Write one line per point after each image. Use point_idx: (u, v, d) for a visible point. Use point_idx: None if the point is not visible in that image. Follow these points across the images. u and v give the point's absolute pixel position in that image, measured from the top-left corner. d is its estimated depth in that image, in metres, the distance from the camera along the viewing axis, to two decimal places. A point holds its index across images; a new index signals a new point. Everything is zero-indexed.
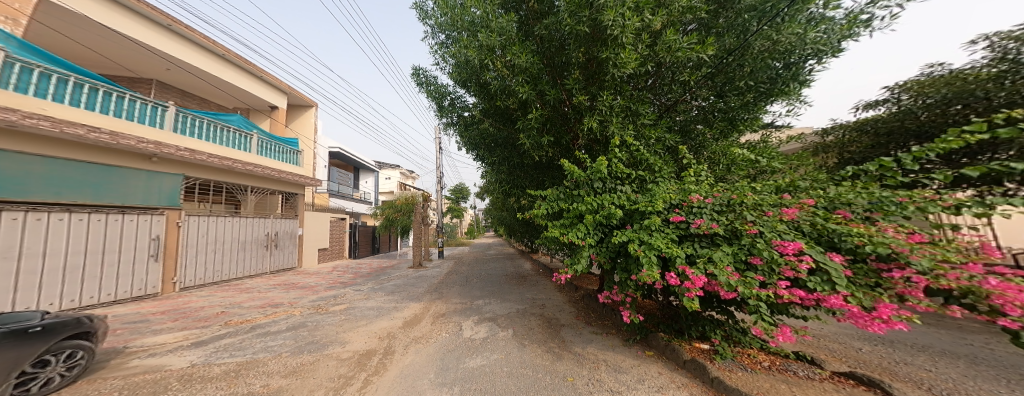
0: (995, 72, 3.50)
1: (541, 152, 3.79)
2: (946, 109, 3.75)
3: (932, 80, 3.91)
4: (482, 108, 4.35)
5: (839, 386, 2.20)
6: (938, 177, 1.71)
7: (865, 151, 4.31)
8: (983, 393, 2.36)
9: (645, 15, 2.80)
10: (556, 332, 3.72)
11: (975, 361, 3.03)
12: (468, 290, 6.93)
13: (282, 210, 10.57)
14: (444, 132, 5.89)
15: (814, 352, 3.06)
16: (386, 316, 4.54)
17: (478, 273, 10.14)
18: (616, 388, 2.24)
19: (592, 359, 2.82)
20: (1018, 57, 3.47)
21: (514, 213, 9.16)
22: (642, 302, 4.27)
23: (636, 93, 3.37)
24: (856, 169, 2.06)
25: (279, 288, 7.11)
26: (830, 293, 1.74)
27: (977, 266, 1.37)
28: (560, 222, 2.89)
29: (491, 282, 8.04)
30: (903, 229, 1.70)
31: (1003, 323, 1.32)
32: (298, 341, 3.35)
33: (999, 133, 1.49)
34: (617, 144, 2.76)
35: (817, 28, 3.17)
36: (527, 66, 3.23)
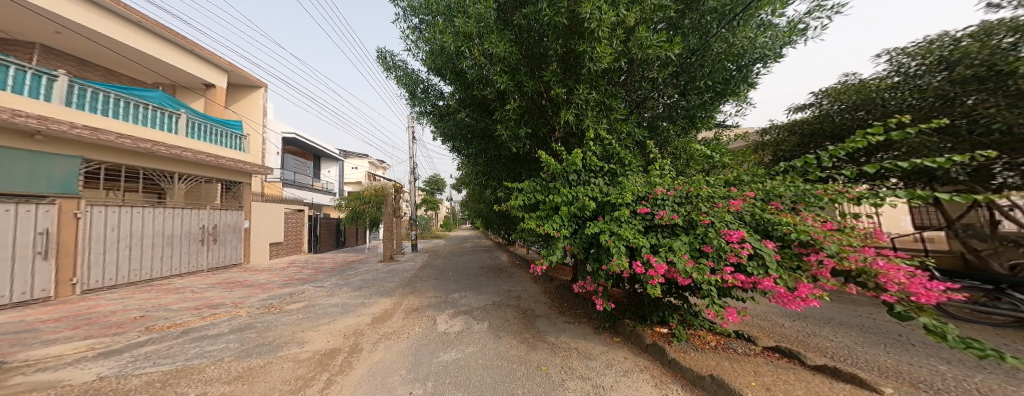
0: (891, 83, 4.20)
1: (519, 144, 3.78)
2: (854, 115, 4.57)
3: (847, 88, 4.62)
4: (460, 97, 4.26)
5: (770, 360, 2.54)
6: (844, 173, 2.10)
7: (793, 150, 5.31)
8: (869, 357, 2.90)
9: (621, 11, 2.91)
10: (531, 323, 3.76)
11: (864, 329, 3.73)
12: (444, 284, 6.73)
13: (222, 201, 9.29)
14: (418, 121, 5.68)
15: (749, 330, 3.52)
16: (352, 312, 4.23)
17: (455, 266, 9.96)
18: (587, 374, 2.33)
19: (565, 348, 2.90)
20: (910, 70, 4.14)
21: (492, 205, 9.10)
22: (610, 292, 4.50)
23: (609, 87, 3.50)
24: (787, 165, 2.37)
25: (219, 287, 6.23)
26: (765, 277, 2.01)
27: (870, 249, 1.70)
28: (536, 214, 2.88)
29: (467, 275, 7.94)
30: (819, 217, 2.05)
31: (881, 297, 1.72)
32: (244, 344, 2.94)
33: (890, 137, 1.75)
34: (591, 138, 2.87)
35: (765, 33, 3.50)
36: (505, 56, 3.20)
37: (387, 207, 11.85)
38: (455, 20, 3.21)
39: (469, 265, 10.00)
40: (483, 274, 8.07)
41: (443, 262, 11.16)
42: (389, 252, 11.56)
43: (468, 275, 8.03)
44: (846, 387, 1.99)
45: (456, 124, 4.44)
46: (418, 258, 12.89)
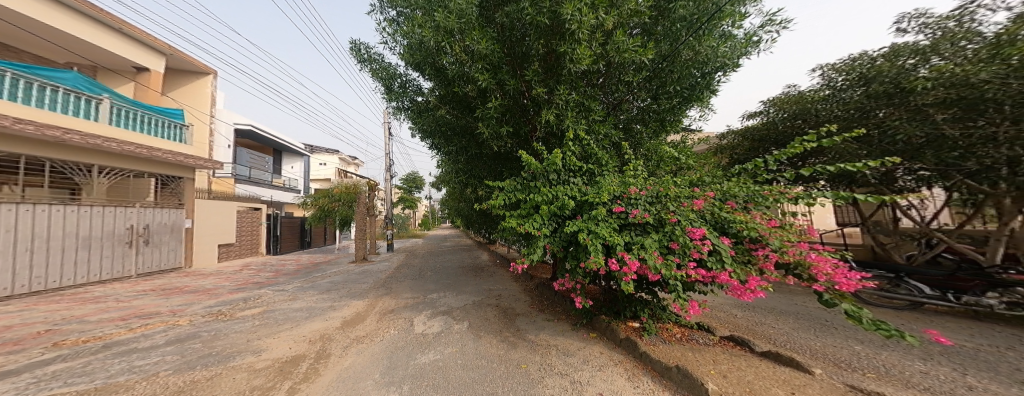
0: (824, 95, 4.93)
1: (500, 142, 3.78)
2: (793, 123, 5.25)
3: (789, 98, 5.32)
4: (440, 94, 4.18)
5: (726, 349, 2.78)
6: (786, 176, 2.39)
7: (746, 153, 6.04)
8: (805, 342, 3.30)
9: (600, 14, 2.98)
10: (511, 321, 3.73)
11: (799, 316, 4.26)
12: (422, 284, 6.49)
13: (157, 198, 8.67)
14: (394, 117, 5.51)
15: (709, 321, 3.82)
16: (317, 317, 3.90)
17: (433, 265, 9.71)
18: (565, 370, 2.36)
19: (544, 345, 2.91)
20: (837, 84, 4.84)
21: (473, 204, 8.98)
22: (587, 289, 4.62)
23: (588, 89, 3.61)
24: (740, 168, 2.64)
25: (151, 294, 5.40)
26: (722, 271, 2.21)
27: (804, 244, 1.97)
28: (517, 213, 2.89)
29: (445, 276, 7.73)
30: (765, 216, 2.32)
31: (815, 288, 1.97)
32: (186, 356, 2.55)
33: (820, 144, 2.03)
34: (571, 138, 2.96)
35: (726, 43, 3.73)
36: (487, 53, 3.20)
37: (359, 206, 11.11)
38: (436, 14, 3.15)
39: (447, 266, 9.75)
40: (463, 274, 7.92)
41: (420, 262, 10.76)
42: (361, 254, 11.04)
43: (446, 275, 7.81)
44: (787, 373, 2.24)
45: (435, 121, 4.35)
46: (395, 257, 12.46)
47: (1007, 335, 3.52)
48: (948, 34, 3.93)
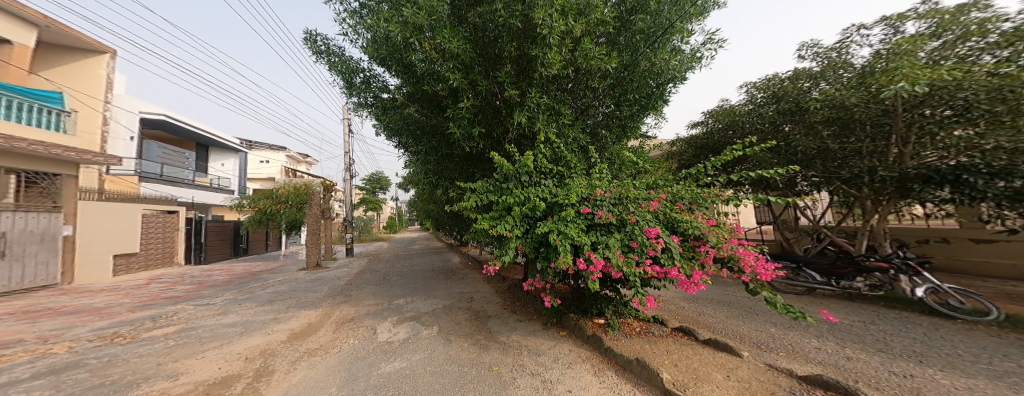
0: (746, 110, 5.93)
1: (472, 143, 3.73)
2: (725, 134, 6.27)
3: (722, 112, 6.40)
4: (408, 92, 4.02)
5: (677, 339, 3.05)
6: (720, 180, 2.78)
7: (689, 159, 7.02)
8: (737, 328, 3.79)
9: (569, 21, 2.98)
10: (483, 324, 3.63)
11: (731, 304, 4.92)
12: (384, 291, 6.03)
13: (23, 199, 7.13)
14: (356, 112, 5.20)
15: (663, 314, 4.17)
16: (253, 335, 3.36)
17: (397, 272, 9.15)
18: (537, 370, 2.35)
19: (516, 346, 2.89)
20: (756, 100, 5.83)
21: (443, 207, 8.71)
22: (557, 288, 4.72)
23: (558, 93, 3.72)
24: (686, 173, 2.98)
25: (10, 320, 4.18)
26: (672, 266, 2.46)
27: (736, 240, 2.36)
28: (489, 215, 2.88)
29: (412, 282, 7.30)
30: (705, 215, 2.66)
31: (742, 278, 2.45)
32: (67, 387, 1.99)
33: (746, 154, 2.40)
34: (542, 141, 3.04)
35: (677, 56, 4.05)
36: (458, 53, 3.16)
37: (312, 208, 10.52)
38: (404, 9, 3.05)
39: (414, 272, 9.20)
40: (432, 280, 7.56)
41: (382, 270, 9.99)
42: (316, 259, 10.66)
43: (413, 281, 7.38)
44: (726, 359, 2.53)
45: (402, 119, 4.15)
46: (353, 265, 11.57)
47: (871, 311, 4.50)
48: (832, 63, 4.75)
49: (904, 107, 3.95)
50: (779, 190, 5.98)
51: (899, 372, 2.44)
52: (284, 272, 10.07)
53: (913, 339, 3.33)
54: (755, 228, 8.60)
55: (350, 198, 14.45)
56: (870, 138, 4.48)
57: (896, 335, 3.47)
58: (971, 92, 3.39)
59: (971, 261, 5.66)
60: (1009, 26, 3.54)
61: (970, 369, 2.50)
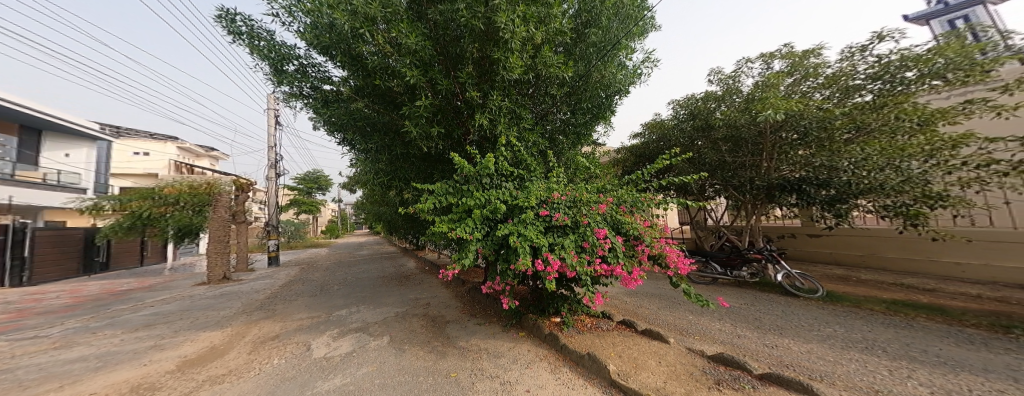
0: (670, 125, 6.97)
1: (430, 143, 3.61)
2: (655, 146, 7.32)
3: (654, 125, 7.38)
4: (355, 85, 3.71)
5: (622, 332, 3.34)
6: (654, 186, 3.19)
7: (629, 167, 8.02)
8: (668, 317, 4.36)
9: (530, 27, 3.11)
10: (438, 334, 3.42)
11: (661, 295, 5.67)
12: (317, 307, 5.24)
13: None
14: (287, 103, 4.53)
15: (610, 309, 4.55)
16: (121, 369, 2.56)
17: (335, 283, 8.06)
18: (496, 372, 2.30)
19: (474, 351, 2.79)
20: (679, 115, 6.74)
21: (395, 209, 8.07)
22: (516, 290, 4.76)
23: (519, 97, 3.82)
24: (629, 178, 3.34)
25: None
26: (618, 263, 2.72)
27: (664, 240, 2.77)
28: (448, 218, 2.81)
29: (357, 294, 6.57)
30: (642, 217, 3.03)
31: (668, 272, 2.89)
32: None
33: (673, 163, 2.81)
34: (503, 144, 3.07)
35: (621, 71, 4.56)
36: (416, 49, 3.01)
37: (217, 210, 8.49)
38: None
39: (359, 282, 8.27)
40: (382, 290, 6.93)
41: (316, 281, 8.70)
42: (222, 272, 8.88)
43: (358, 293, 6.65)
44: (663, 347, 2.83)
45: (349, 115, 3.74)
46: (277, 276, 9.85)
47: (751, 293, 5.77)
48: (728, 88, 5.85)
49: (771, 132, 5.23)
50: (694, 195, 7.16)
51: (771, 344, 3.14)
52: (172, 289, 7.97)
53: (781, 314, 4.32)
54: (678, 229, 10.14)
55: (276, 200, 12.27)
56: (752, 153, 5.76)
57: (769, 313, 4.45)
58: (808, 121, 4.73)
59: (807, 250, 7.71)
60: (829, 72, 4.93)
61: (815, 336, 3.35)
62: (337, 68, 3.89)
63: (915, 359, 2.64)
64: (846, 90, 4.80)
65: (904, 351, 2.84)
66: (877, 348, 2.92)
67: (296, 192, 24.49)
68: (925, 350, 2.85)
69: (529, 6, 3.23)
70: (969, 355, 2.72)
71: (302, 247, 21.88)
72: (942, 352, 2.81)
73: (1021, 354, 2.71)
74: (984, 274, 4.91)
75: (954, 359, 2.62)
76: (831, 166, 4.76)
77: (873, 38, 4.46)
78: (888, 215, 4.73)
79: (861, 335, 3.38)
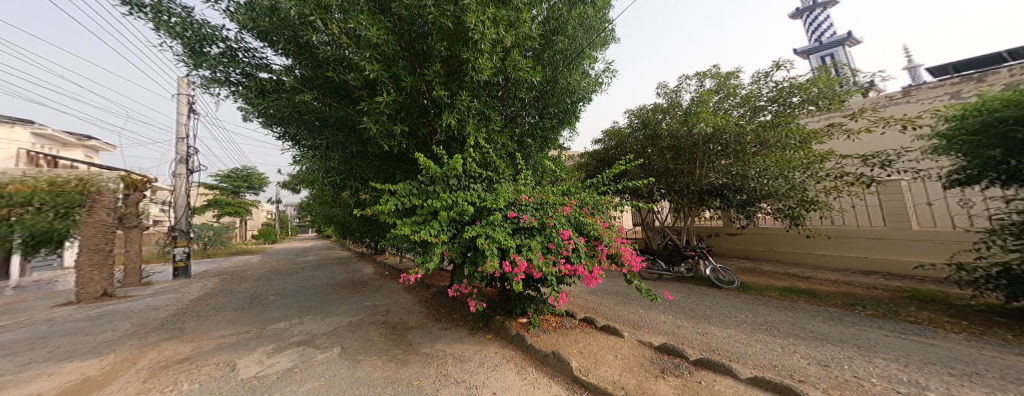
0: (623, 132, 7.53)
1: (393, 141, 3.42)
2: (611, 151, 7.92)
3: (612, 131, 7.92)
4: (302, 75, 3.44)
5: (583, 329, 3.48)
6: (612, 190, 3.43)
7: (590, 171, 8.57)
8: (624, 312, 4.67)
9: (500, 30, 3.14)
10: (398, 343, 3.19)
11: (615, 292, 6.09)
12: (245, 323, 4.49)
13: None
14: (209, 90, 3.89)
15: (573, 307, 4.73)
16: None
17: (270, 294, 7.01)
18: (462, 376, 2.21)
19: (439, 358, 2.66)
20: (633, 124, 7.23)
21: (349, 212, 7.41)
22: (484, 291, 4.69)
23: (489, 99, 3.83)
24: (590, 182, 3.54)
25: None
26: (581, 263, 2.84)
27: (620, 240, 2.98)
28: (412, 220, 2.68)
29: (298, 304, 5.80)
30: (602, 219, 3.23)
31: (623, 270, 3.10)
32: None
33: (629, 169, 3.05)
34: (471, 145, 3.03)
35: (586, 79, 4.86)
36: (379, 42, 2.81)
37: (96, 212, 6.87)
38: None
39: (300, 291, 7.30)
40: (329, 299, 6.22)
41: (241, 292, 7.43)
42: (101, 288, 7.01)
43: (298, 303, 5.87)
44: (622, 342, 3.01)
45: (291, 106, 3.34)
46: (188, 289, 8.21)
47: (688, 286, 6.54)
48: (670, 100, 6.65)
49: (702, 144, 6.07)
50: (645, 198, 7.83)
51: (701, 331, 3.59)
52: (20, 312, 6.06)
53: (711, 305, 4.94)
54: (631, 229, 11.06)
55: (188, 200, 10.22)
56: (687, 162, 6.46)
57: (703, 304, 5.07)
58: (728, 136, 5.67)
59: (726, 247, 8.97)
60: (744, 93, 5.89)
61: (737, 323, 3.89)
62: (281, 55, 3.50)
63: (805, 335, 3.26)
64: (753, 110, 5.80)
65: (798, 328, 3.49)
66: (779, 330, 3.52)
67: (218, 191, 20.55)
68: (810, 327, 3.55)
69: (499, 10, 3.27)
70: (838, 328, 3.47)
71: (225, 256, 18.63)
72: (821, 327, 3.53)
73: (863, 326, 3.57)
74: (841, 263, 6.40)
75: (821, 333, 3.34)
76: (743, 175, 5.79)
77: (774, 66, 5.55)
78: (780, 216, 5.99)
79: (771, 318, 4.04)
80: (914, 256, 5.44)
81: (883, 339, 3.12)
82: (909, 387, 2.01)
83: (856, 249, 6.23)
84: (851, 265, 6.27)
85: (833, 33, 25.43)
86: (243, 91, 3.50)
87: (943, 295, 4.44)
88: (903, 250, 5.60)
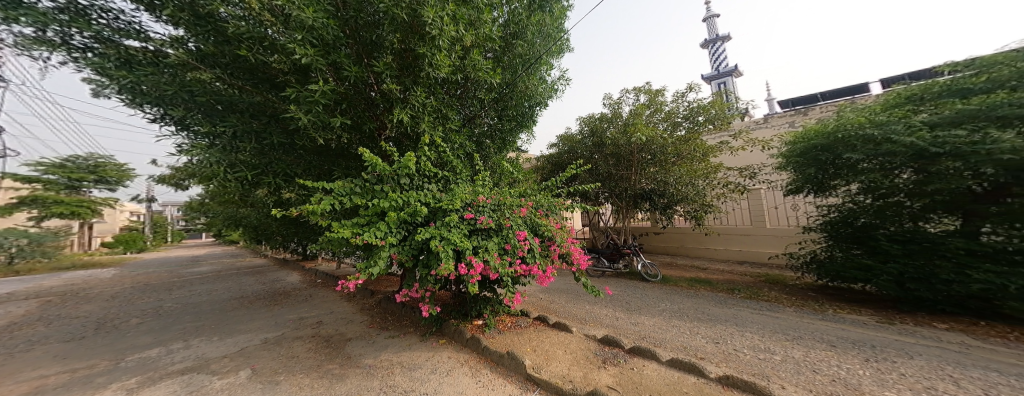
0: (574, 138, 8.10)
1: (331, 135, 3.07)
2: (563, 156, 8.40)
3: (565, 138, 8.44)
4: (199, 50, 2.88)
5: (537, 327, 3.58)
6: (565, 192, 3.63)
7: (544, 174, 8.95)
8: (574, 309, 4.95)
9: (460, 29, 3.10)
10: (335, 357, 2.84)
11: (565, 290, 6.43)
12: (109, 354, 3.45)
13: None
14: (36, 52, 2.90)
15: (527, 307, 4.84)
16: None
17: (150, 316, 5.52)
18: (411, 386, 2.08)
19: (384, 368, 2.45)
20: (582, 131, 7.88)
21: (269, 214, 6.31)
22: (437, 294, 4.49)
23: (447, 97, 3.73)
24: (545, 184, 3.69)
25: None
26: (535, 263, 2.93)
27: (571, 240, 3.17)
28: (355, 222, 2.45)
29: (185, 325, 4.66)
30: (556, 220, 3.40)
31: (573, 269, 3.31)
32: None
33: (580, 174, 3.27)
34: (426, 144, 2.89)
35: (542, 83, 5.08)
36: (315, 25, 2.50)
37: None
38: None
39: (190, 309, 5.88)
40: (235, 315, 5.17)
41: (84, 318, 5.56)
42: None
43: (183, 324, 4.70)
44: (572, 337, 3.19)
45: (178, 85, 2.70)
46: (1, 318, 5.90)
47: (625, 281, 7.27)
48: (613, 110, 7.40)
49: (636, 154, 6.88)
50: (591, 201, 8.44)
51: (634, 322, 4.01)
52: None
53: (642, 297, 5.58)
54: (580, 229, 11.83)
55: None
56: (623, 168, 7.25)
57: (637, 297, 5.68)
58: (656, 146, 6.57)
59: (651, 244, 10.19)
60: (668, 110, 6.88)
61: (663, 311, 4.49)
62: (162, 21, 2.90)
63: (715, 317, 3.92)
64: (673, 125, 6.82)
65: (706, 313, 4.18)
66: (691, 315, 4.15)
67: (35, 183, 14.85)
68: (713, 310, 4.28)
69: (460, 7, 3.22)
70: (734, 309, 4.28)
71: (70, 272, 13.93)
72: (724, 309, 4.28)
73: (745, 306, 4.47)
74: (726, 255, 8.10)
75: (713, 315, 4.08)
76: (665, 181, 6.83)
77: (688, 88, 6.62)
78: (688, 218, 7.14)
79: (689, 305, 4.74)
80: (771, 249, 7.13)
81: (751, 316, 3.97)
82: (766, 353, 2.62)
83: (734, 243, 7.89)
84: (732, 256, 7.96)
85: (727, 65, 31.48)
86: (91, 58, 2.69)
87: (782, 278, 6.09)
88: (763, 243, 7.30)
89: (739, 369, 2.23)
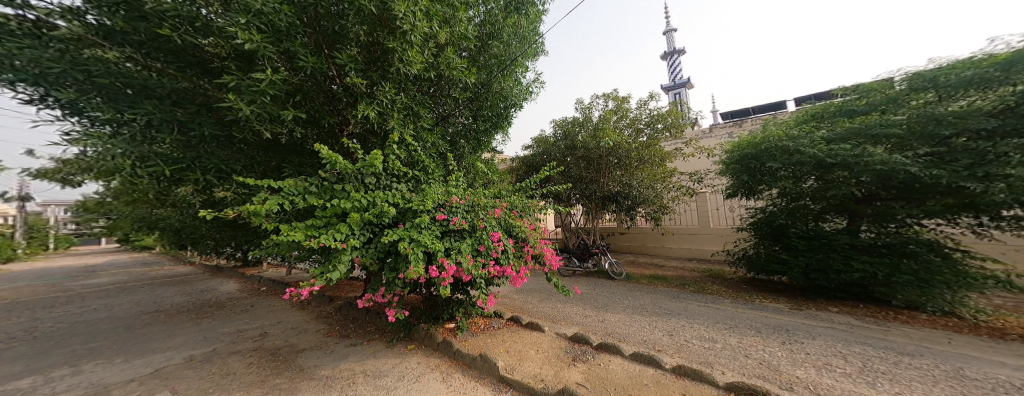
0: (547, 141, 8.30)
1: (282, 129, 2.81)
2: (536, 158, 8.56)
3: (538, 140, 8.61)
4: (104, 24, 2.48)
5: (510, 328, 3.59)
6: (538, 194, 3.68)
7: (518, 175, 9.05)
8: (546, 308, 5.03)
9: (433, 26, 3.02)
10: (287, 370, 2.58)
11: (537, 290, 6.52)
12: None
13: None
14: None
15: (500, 308, 4.82)
16: None
17: (42, 337, 4.57)
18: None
19: (345, 378, 2.30)
20: (554, 134, 8.12)
21: (197, 216, 5.50)
22: (406, 298, 4.31)
23: (419, 95, 3.61)
24: (519, 186, 3.72)
25: None
26: (509, 264, 2.94)
27: (544, 241, 3.23)
28: (311, 224, 2.26)
29: (90, 347, 3.93)
30: (529, 221, 3.43)
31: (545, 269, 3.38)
32: None
33: (552, 176, 3.35)
34: (395, 141, 2.76)
35: (517, 85, 5.13)
36: (265, 9, 2.25)
37: None
38: None
39: (94, 328, 4.95)
40: (154, 332, 4.45)
41: None
42: None
43: (84, 347, 3.95)
44: (544, 336, 3.25)
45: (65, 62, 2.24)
46: None
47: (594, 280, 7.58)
48: (583, 115, 7.73)
49: (604, 158, 7.24)
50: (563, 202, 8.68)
51: (602, 319, 4.20)
52: None
53: (609, 295, 5.87)
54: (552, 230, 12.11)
55: None
56: (590, 171, 7.57)
57: (605, 294, 5.95)
58: (621, 151, 6.99)
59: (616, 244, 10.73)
60: (632, 116, 7.35)
61: (628, 307, 4.76)
62: None
63: (673, 311, 4.23)
64: (637, 131, 7.32)
65: (664, 307, 4.52)
66: (652, 309, 4.46)
67: None
68: (672, 305, 4.61)
69: (434, 3, 3.13)
70: (689, 302, 4.67)
71: None
72: (681, 302, 4.66)
73: (697, 300, 4.90)
74: (677, 252, 8.88)
75: (666, 309, 4.42)
76: (628, 184, 7.18)
77: (649, 97, 7.14)
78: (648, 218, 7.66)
79: (651, 300, 5.07)
80: (715, 246, 7.93)
81: (696, 308, 4.39)
82: (710, 342, 2.90)
83: (684, 242, 8.68)
84: (681, 254, 8.75)
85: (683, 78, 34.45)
86: None
87: (722, 272, 6.85)
88: (708, 241, 8.11)
89: (688, 359, 2.44)
